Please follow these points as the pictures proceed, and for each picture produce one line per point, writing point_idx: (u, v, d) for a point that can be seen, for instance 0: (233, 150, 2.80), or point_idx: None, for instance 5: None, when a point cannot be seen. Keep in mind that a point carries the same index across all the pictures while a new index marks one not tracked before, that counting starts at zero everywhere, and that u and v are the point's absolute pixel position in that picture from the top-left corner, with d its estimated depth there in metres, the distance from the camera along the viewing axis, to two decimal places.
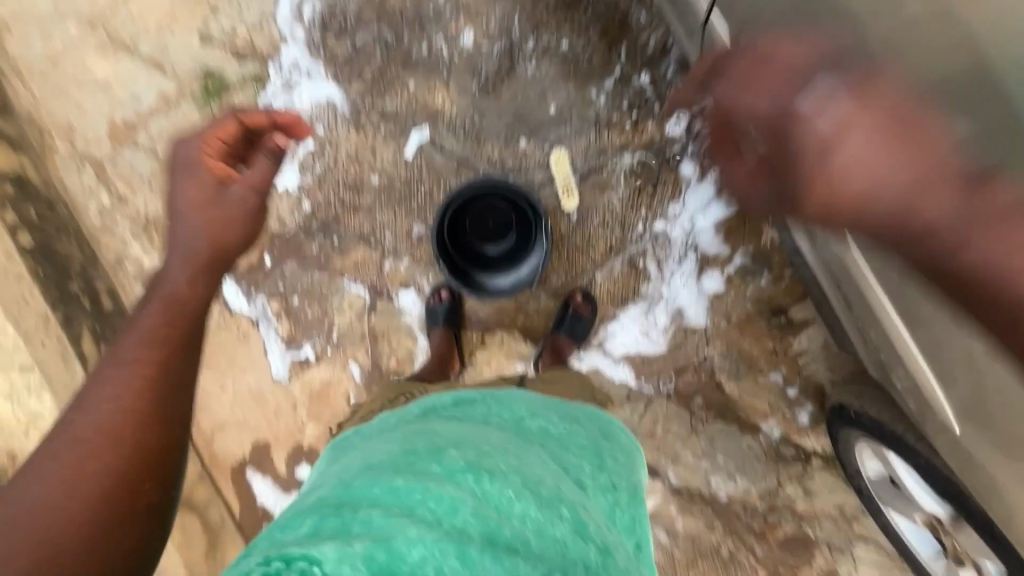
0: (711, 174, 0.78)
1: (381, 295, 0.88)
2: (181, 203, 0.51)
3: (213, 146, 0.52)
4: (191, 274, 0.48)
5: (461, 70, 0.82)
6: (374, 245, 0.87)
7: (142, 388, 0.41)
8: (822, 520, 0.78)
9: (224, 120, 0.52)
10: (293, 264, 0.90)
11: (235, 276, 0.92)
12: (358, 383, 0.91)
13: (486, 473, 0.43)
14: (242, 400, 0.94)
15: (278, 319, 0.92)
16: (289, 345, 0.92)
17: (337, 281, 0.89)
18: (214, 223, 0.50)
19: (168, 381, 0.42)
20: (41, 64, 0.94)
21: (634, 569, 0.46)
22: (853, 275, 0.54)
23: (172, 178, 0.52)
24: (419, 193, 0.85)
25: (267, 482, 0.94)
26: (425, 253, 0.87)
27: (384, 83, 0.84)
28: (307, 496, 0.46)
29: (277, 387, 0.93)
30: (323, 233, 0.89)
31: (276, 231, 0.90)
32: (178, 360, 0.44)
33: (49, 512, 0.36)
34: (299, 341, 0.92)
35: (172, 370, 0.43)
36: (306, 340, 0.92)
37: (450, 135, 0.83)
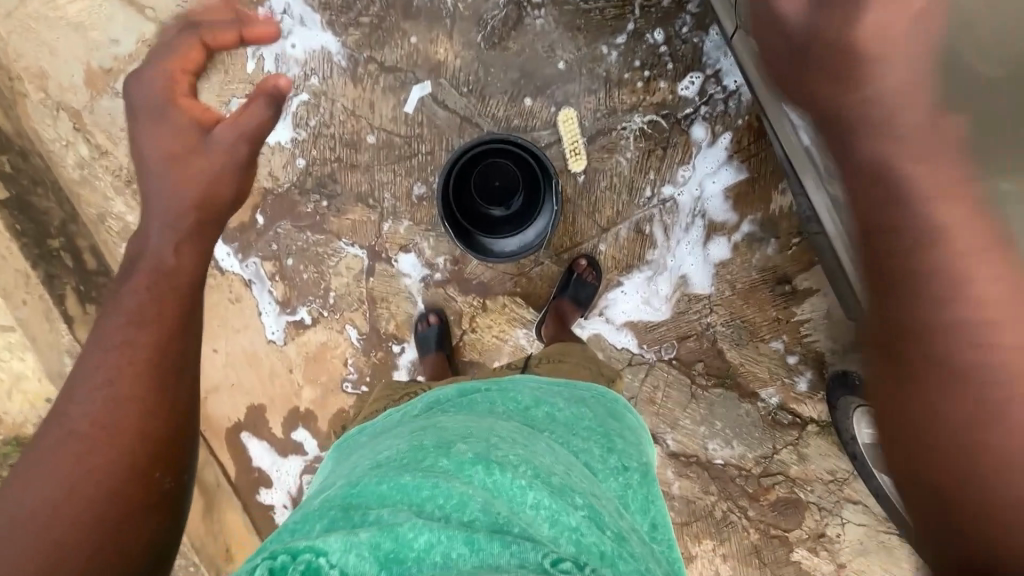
0: (724, 139, 0.75)
1: (379, 257, 0.86)
2: (151, 152, 0.44)
3: (182, 81, 0.45)
4: (178, 241, 0.43)
5: (466, 20, 0.77)
6: (372, 205, 0.84)
7: (138, 374, 0.39)
8: (814, 484, 0.81)
9: (189, 47, 0.45)
10: (287, 224, 0.87)
11: (227, 236, 0.89)
12: (356, 347, 0.89)
13: (495, 465, 0.43)
14: (236, 363, 0.92)
15: (272, 281, 0.89)
16: (284, 308, 0.90)
17: (334, 243, 0.87)
18: (196, 174, 0.43)
19: (165, 363, 0.40)
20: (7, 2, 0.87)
21: (651, 556, 0.45)
22: None
23: (137, 125, 0.44)
24: (420, 152, 0.82)
25: (263, 445, 0.93)
26: (425, 215, 0.83)
27: (384, 33, 0.80)
28: (322, 491, 0.47)
29: (272, 351, 0.91)
30: (318, 193, 0.85)
31: (269, 189, 0.86)
32: (174, 341, 0.41)
33: (57, 505, 0.35)
34: (294, 304, 0.89)
35: (169, 353, 0.40)
36: (302, 303, 0.89)
37: (453, 90, 0.79)
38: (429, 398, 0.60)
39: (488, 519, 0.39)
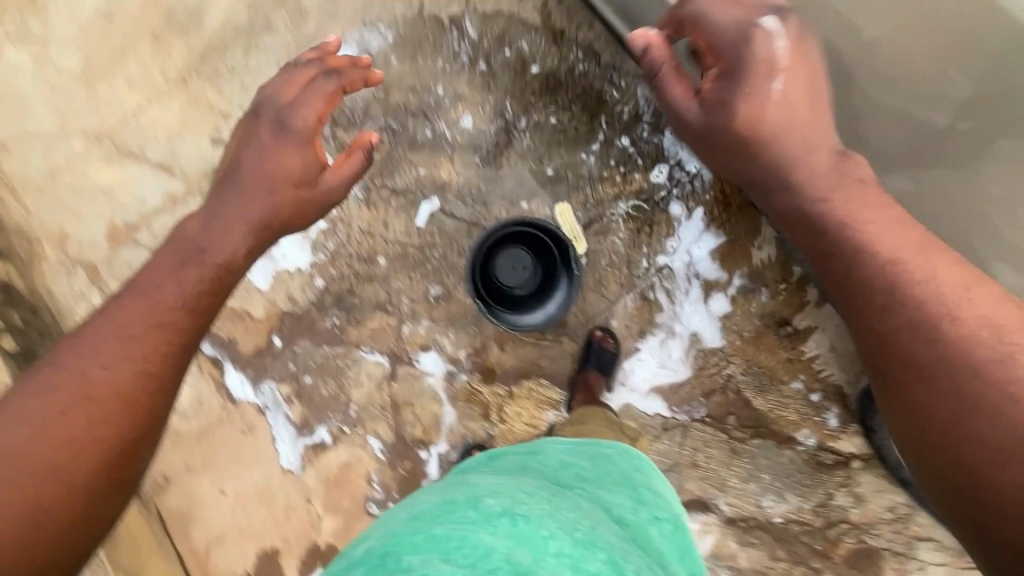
0: (699, 211, 0.87)
1: (400, 360, 0.87)
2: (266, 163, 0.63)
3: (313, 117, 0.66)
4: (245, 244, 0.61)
5: (464, 146, 0.91)
6: (392, 311, 0.88)
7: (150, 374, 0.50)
8: (880, 526, 0.79)
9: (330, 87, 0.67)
10: (306, 342, 0.88)
11: (241, 363, 0.88)
12: (381, 460, 0.86)
13: (521, 517, 0.43)
14: (247, 503, 0.85)
15: (289, 403, 0.87)
16: (301, 430, 0.86)
17: (353, 353, 0.88)
18: (296, 204, 0.64)
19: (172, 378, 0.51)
20: (39, 178, 0.95)
21: None
22: None
23: (273, 141, 0.65)
24: (433, 257, 0.89)
25: None
26: (443, 312, 0.88)
27: (393, 164, 0.91)
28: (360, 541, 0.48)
29: (288, 481, 0.85)
30: (337, 307, 0.89)
31: (287, 310, 0.89)
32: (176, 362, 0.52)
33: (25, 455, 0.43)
34: (312, 425, 0.86)
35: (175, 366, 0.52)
36: (320, 422, 0.86)
37: (459, 202, 0.90)
38: (479, 455, 0.61)
39: (512, 570, 0.38)
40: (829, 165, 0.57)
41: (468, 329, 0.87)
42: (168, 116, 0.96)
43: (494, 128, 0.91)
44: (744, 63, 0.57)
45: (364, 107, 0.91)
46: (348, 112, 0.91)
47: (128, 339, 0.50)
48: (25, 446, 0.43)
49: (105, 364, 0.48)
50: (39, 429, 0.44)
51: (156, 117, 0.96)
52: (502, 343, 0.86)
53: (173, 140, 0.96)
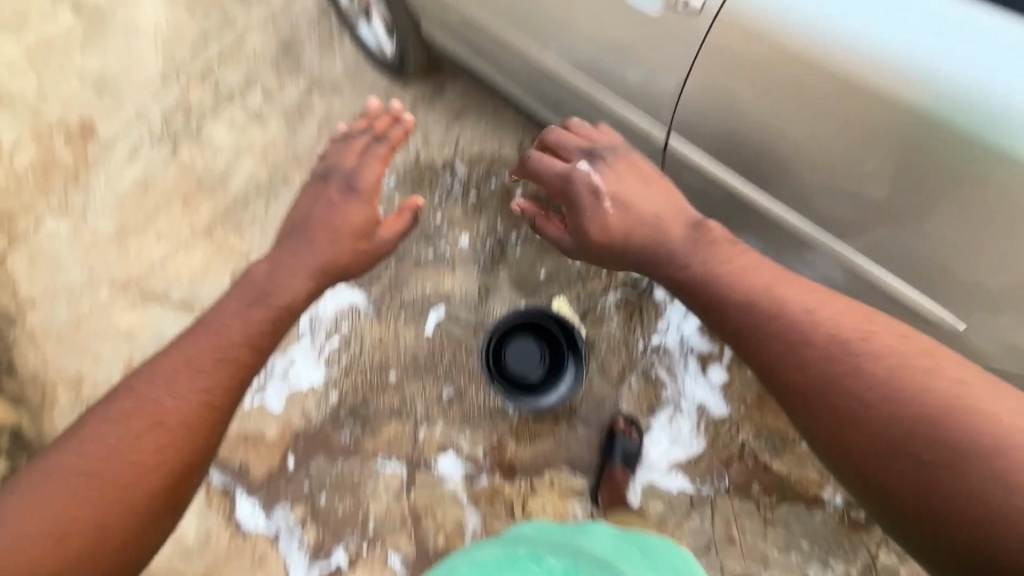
0: None
1: (417, 467, 0.88)
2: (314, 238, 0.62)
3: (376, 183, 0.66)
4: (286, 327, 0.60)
5: (463, 259, 1.00)
6: (406, 418, 0.90)
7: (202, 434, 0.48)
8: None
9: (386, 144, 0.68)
10: (321, 459, 0.88)
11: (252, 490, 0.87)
12: None
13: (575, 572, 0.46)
14: None
15: (303, 527, 0.85)
16: (317, 554, 0.85)
17: (370, 465, 0.88)
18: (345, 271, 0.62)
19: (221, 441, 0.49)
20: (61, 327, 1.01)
21: None
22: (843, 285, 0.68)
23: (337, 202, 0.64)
24: (443, 361, 0.93)
25: None
26: (458, 413, 0.90)
27: (400, 280, 0.98)
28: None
29: None
30: (352, 420, 0.90)
31: (301, 429, 0.90)
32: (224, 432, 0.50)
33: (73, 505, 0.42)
34: (329, 547, 0.85)
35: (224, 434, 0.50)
36: (337, 544, 0.85)
37: (463, 307, 0.97)
38: (536, 524, 0.60)
39: None
40: (680, 226, 0.60)
41: (484, 429, 0.89)
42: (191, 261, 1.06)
43: (491, 240, 1.01)
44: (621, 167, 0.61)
45: None
46: None
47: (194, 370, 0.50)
48: (99, 467, 0.44)
49: (173, 395, 0.48)
50: (91, 470, 0.44)
51: (179, 263, 1.05)
52: (518, 437, 0.88)
53: (194, 282, 1.04)
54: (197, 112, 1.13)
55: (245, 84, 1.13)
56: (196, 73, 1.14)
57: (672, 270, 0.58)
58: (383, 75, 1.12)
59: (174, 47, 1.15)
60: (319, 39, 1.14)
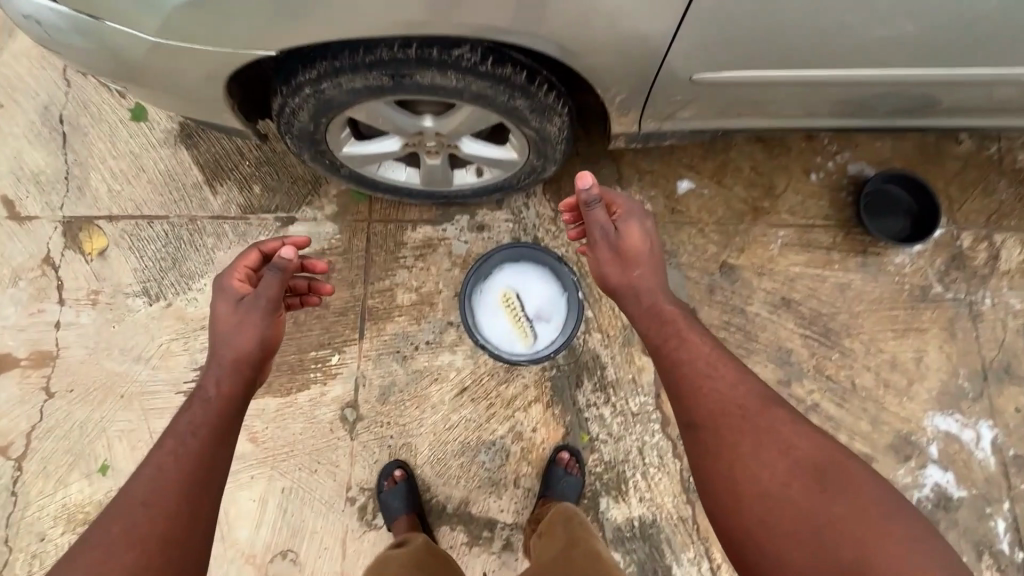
0: (574, 321, 1.50)
1: (652, 443, 1.53)
2: None
3: None
4: None
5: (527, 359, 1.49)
6: (618, 457, 1.53)
7: (177, 504, 0.85)
8: (857, 118, 1.34)
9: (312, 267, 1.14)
10: (629, 556, 1.48)
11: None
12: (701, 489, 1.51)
13: (769, 505, 0.85)
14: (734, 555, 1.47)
15: (658, 554, 1.48)
16: (689, 530, 1.49)
17: (628, 502, 1.51)
18: None
19: (184, 507, 0.85)
20: None
21: (864, 508, 0.81)
22: (681, 104, 1.11)
23: None
24: (603, 435, 1.53)
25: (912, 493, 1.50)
26: (622, 433, 1.53)
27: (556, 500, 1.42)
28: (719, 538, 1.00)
29: None
30: (637, 529, 1.49)
31: (602, 514, 1.50)
32: (184, 500, 0.85)
33: (89, 554, 0.80)
34: (697, 527, 1.50)
35: (182, 505, 0.85)
36: (682, 556, 1.48)
37: (575, 389, 1.55)
38: (704, 464, 0.94)
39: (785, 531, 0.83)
40: (653, 277, 1.06)
41: (618, 426, 1.54)
42: (462, 540, 1.50)
43: (549, 322, 1.50)
44: (615, 241, 1.06)
45: (485, 434, 1.54)
46: (505, 454, 1.53)
47: (149, 498, 0.84)
48: (108, 539, 0.81)
49: (116, 525, 0.82)
50: (103, 527, 0.83)
51: (468, 552, 1.49)
52: (648, 411, 1.54)
53: (483, 544, 1.49)
54: (362, 484, 1.52)
55: (359, 442, 1.53)
56: (333, 474, 1.52)
57: (636, 301, 1.06)
58: (397, 344, 1.58)
59: (305, 483, 1.52)
60: (351, 378, 1.56)
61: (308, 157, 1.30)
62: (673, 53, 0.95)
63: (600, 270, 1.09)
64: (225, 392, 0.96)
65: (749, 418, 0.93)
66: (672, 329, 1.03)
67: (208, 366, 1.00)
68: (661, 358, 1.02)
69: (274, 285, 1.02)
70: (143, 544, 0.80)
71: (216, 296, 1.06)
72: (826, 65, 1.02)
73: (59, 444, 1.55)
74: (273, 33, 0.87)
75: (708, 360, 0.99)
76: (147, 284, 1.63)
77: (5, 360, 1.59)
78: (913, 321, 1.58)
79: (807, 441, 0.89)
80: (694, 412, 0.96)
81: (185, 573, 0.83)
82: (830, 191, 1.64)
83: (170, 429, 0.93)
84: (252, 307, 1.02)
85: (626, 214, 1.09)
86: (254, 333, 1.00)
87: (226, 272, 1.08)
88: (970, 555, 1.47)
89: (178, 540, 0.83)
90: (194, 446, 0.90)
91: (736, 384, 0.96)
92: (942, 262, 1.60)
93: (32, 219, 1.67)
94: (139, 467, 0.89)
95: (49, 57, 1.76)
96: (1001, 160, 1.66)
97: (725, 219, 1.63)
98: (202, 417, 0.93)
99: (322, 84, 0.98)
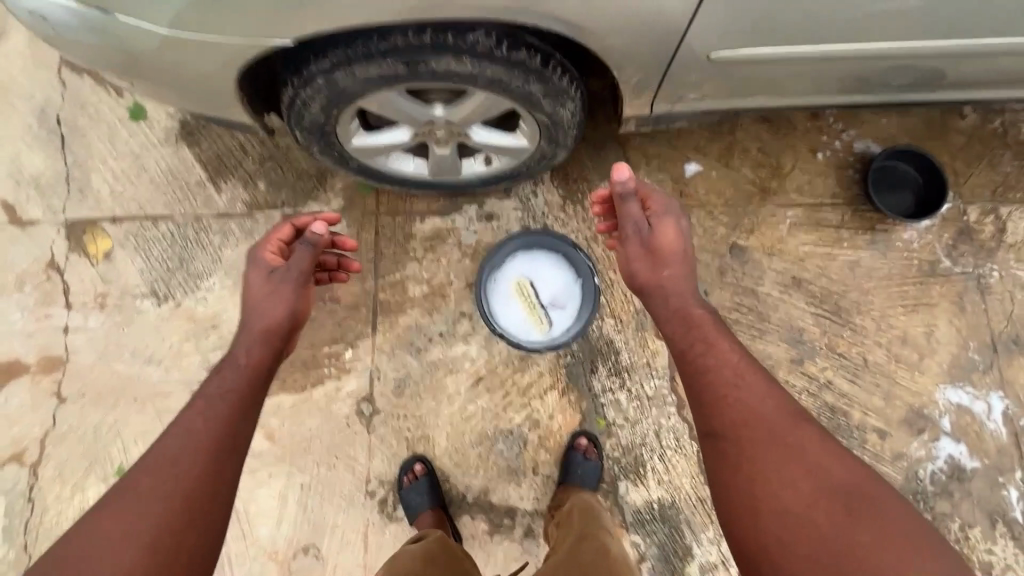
0: (589, 308, 1.50)
1: (668, 425, 1.54)
2: None
3: None
4: None
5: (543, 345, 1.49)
6: (635, 441, 1.53)
7: (208, 469, 0.88)
8: (865, 94, 1.34)
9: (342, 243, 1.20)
10: (650, 538, 1.49)
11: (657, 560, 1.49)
12: None
13: (787, 523, 0.84)
14: None
15: (678, 535, 1.50)
16: (708, 510, 1.51)
17: (647, 485, 1.52)
18: None
19: (214, 475, 0.88)
20: None
21: (891, 537, 0.79)
22: (695, 84, 1.10)
23: None
24: (620, 420, 1.54)
25: (926, 465, 1.52)
26: (638, 417, 1.54)
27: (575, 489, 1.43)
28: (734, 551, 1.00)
29: None
30: (656, 511, 1.51)
31: (622, 497, 1.51)
32: (214, 468, 0.88)
33: (123, 505, 0.83)
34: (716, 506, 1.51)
35: (214, 472, 0.88)
36: (702, 536, 1.50)
37: (590, 375, 1.55)
38: (723, 474, 0.94)
39: (802, 550, 0.82)
40: (684, 277, 1.07)
41: (634, 411, 1.55)
42: (483, 528, 1.51)
43: (565, 310, 1.51)
44: (648, 237, 1.07)
45: (502, 423, 1.54)
46: (522, 442, 1.53)
47: (181, 460, 0.87)
48: (140, 495, 0.84)
49: (150, 478, 0.85)
50: (137, 477, 0.86)
51: (490, 539, 1.50)
52: (663, 394, 1.55)
53: (504, 531, 1.50)
54: (381, 477, 1.52)
55: (376, 435, 1.53)
56: (351, 468, 1.52)
57: (665, 301, 1.07)
58: (410, 336, 1.58)
59: (324, 478, 1.52)
60: (366, 371, 1.56)
61: (317, 150, 1.28)
62: (689, 33, 0.94)
63: (630, 267, 1.10)
64: (254, 360, 1.01)
65: (774, 433, 0.92)
66: (704, 333, 1.03)
67: (240, 334, 1.05)
68: (688, 361, 1.03)
69: (307, 258, 1.07)
70: (168, 503, 0.83)
71: (249, 267, 1.11)
72: (840, 40, 1.01)
73: (74, 449, 1.54)
74: (286, 21, 0.85)
75: (737, 369, 0.99)
76: (155, 284, 1.61)
77: (14, 365, 1.58)
78: (922, 296, 1.59)
79: (836, 465, 0.88)
80: (717, 421, 0.96)
81: (204, 539, 0.85)
82: (837, 169, 1.65)
83: (198, 394, 0.97)
84: (285, 278, 1.07)
85: (661, 211, 1.09)
86: (286, 304, 1.05)
87: (261, 244, 1.14)
88: (984, 523, 1.49)
89: (205, 503, 0.86)
90: (224, 409, 0.93)
91: (763, 398, 0.96)
92: (949, 237, 1.61)
93: (34, 223, 1.64)
94: (166, 428, 0.92)
95: (42, 57, 1.72)
96: (1005, 133, 1.66)
97: (733, 201, 1.63)
98: (231, 382, 0.97)
99: (335, 73, 0.97)
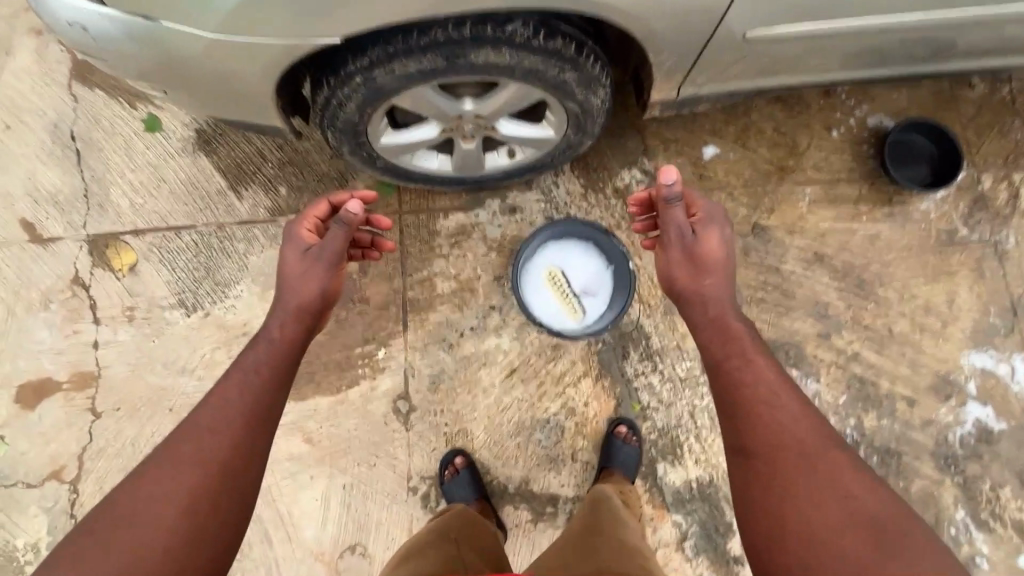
0: (623, 298, 1.52)
1: (702, 406, 1.56)
2: None
3: None
4: None
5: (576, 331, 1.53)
6: (670, 422, 1.56)
7: (243, 438, 0.91)
8: (881, 69, 1.36)
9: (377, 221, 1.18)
10: (690, 516, 1.52)
11: (699, 537, 1.51)
12: None
13: (816, 544, 0.85)
14: None
15: (717, 512, 1.52)
16: None
17: (684, 464, 1.54)
18: None
19: (249, 444, 0.91)
20: None
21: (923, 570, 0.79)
22: (722, 66, 1.12)
23: None
24: (654, 403, 1.56)
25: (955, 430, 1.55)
26: (672, 399, 1.56)
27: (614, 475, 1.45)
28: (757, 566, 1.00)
29: None
30: (695, 490, 1.53)
31: (660, 478, 1.54)
32: (248, 437, 0.91)
33: (164, 466, 0.87)
34: None
35: (248, 442, 0.91)
36: None
37: (622, 361, 1.57)
38: (752, 489, 0.94)
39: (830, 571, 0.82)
40: (724, 289, 1.08)
41: (667, 393, 1.57)
42: (526, 517, 1.52)
43: (597, 297, 1.53)
44: (691, 245, 1.08)
45: (538, 413, 1.56)
46: (559, 430, 1.55)
47: (218, 428, 0.91)
48: (179, 458, 0.88)
49: (188, 442, 0.89)
50: (179, 438, 0.91)
51: (533, 528, 1.52)
52: (695, 376, 1.57)
53: (547, 519, 1.52)
54: (422, 472, 1.53)
55: (415, 431, 1.55)
56: (392, 465, 1.53)
57: (703, 310, 1.08)
58: (442, 332, 1.59)
59: (365, 477, 1.53)
60: (400, 369, 1.57)
61: (346, 151, 1.29)
62: (722, 14, 0.95)
63: (670, 271, 1.11)
64: (286, 337, 1.02)
65: (805, 455, 0.92)
66: (740, 349, 1.04)
67: (274, 309, 1.06)
68: (719, 373, 1.03)
69: (339, 240, 1.05)
70: (206, 469, 0.87)
71: (284, 243, 1.10)
72: (866, 14, 1.03)
73: (113, 463, 1.54)
74: (329, 21, 0.86)
75: (771, 387, 0.99)
76: (183, 295, 1.61)
77: (46, 384, 1.57)
78: (942, 265, 1.62)
79: (868, 494, 0.88)
80: (748, 437, 0.97)
81: (237, 508, 0.88)
82: (852, 145, 1.67)
83: (235, 363, 1.00)
84: (317, 257, 1.06)
85: (707, 219, 1.09)
86: (317, 284, 1.05)
87: (297, 219, 1.12)
88: (1014, 483, 1.53)
89: (238, 470, 0.89)
90: (257, 383, 0.95)
91: (796, 420, 0.96)
92: (965, 205, 1.64)
93: (55, 240, 1.63)
94: (210, 390, 0.96)
95: (51, 72, 1.71)
96: (1013, 101, 1.69)
97: (752, 181, 1.65)
98: (262, 359, 0.99)
99: (373, 71, 0.98)
